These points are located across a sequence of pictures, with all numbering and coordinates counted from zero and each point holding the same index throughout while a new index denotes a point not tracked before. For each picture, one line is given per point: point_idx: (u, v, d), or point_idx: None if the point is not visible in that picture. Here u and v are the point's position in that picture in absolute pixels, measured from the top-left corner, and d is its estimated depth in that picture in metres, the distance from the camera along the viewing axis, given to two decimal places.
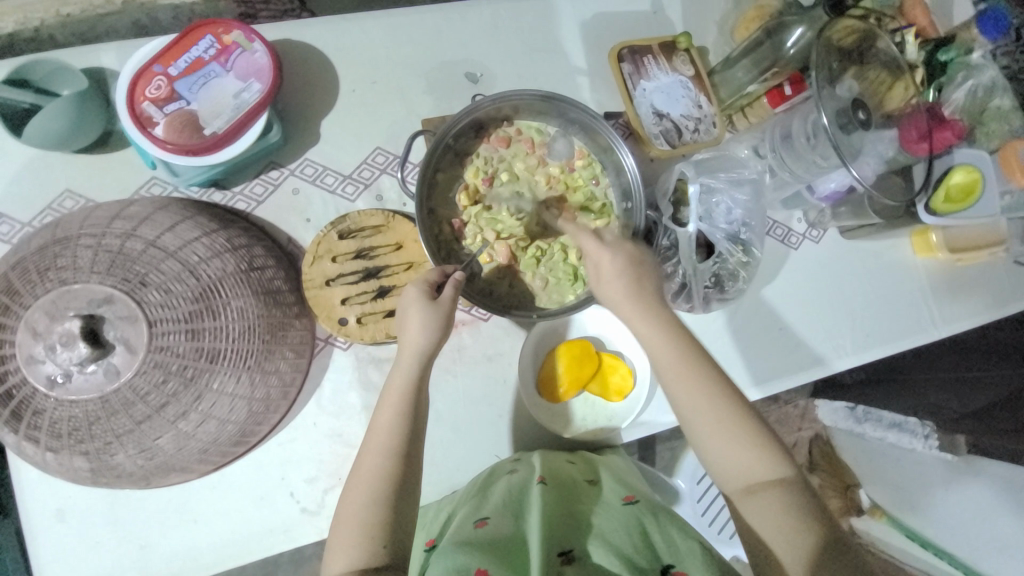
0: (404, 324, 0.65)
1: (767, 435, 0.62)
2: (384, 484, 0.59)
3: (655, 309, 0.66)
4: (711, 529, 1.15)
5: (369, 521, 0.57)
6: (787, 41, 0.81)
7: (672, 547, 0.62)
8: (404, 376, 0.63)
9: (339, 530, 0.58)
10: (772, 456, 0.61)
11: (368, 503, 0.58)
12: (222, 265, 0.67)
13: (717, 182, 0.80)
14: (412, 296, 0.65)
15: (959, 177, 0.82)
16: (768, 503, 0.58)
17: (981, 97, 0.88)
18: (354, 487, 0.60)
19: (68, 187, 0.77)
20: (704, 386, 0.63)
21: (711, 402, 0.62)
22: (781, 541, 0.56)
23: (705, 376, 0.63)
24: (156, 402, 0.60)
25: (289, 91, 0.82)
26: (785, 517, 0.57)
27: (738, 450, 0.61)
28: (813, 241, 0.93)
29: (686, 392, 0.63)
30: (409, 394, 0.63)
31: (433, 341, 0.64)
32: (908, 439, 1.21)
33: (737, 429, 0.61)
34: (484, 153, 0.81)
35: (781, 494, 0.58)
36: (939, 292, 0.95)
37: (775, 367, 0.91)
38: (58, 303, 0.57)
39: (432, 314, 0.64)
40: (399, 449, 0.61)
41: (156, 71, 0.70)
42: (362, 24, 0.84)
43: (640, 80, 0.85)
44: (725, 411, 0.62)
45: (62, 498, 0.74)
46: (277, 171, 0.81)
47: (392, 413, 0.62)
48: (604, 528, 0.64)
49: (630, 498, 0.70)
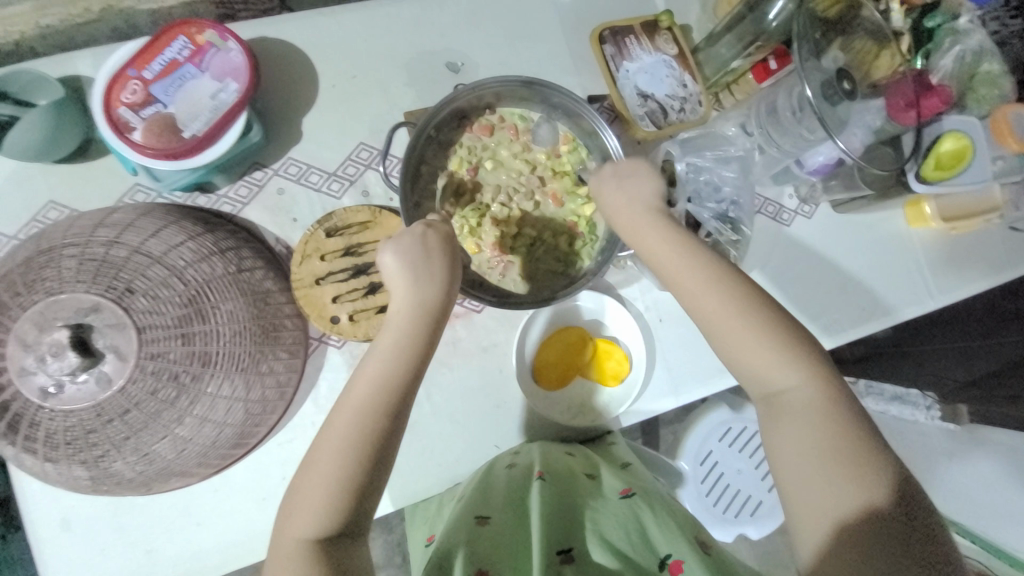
0: (410, 270, 0.60)
1: (798, 358, 0.56)
2: (366, 441, 0.53)
3: (665, 225, 0.62)
4: (716, 508, 1.16)
5: (341, 478, 0.52)
6: (770, 13, 0.77)
7: (671, 537, 0.62)
8: (400, 329, 0.58)
9: (310, 487, 0.53)
10: (806, 373, 0.55)
11: (340, 462, 0.53)
12: (209, 268, 0.67)
13: (704, 161, 0.80)
14: (434, 244, 0.61)
15: (948, 144, 0.81)
16: (795, 425, 0.54)
17: (970, 62, 0.86)
18: (326, 443, 0.54)
19: (52, 198, 0.76)
20: (729, 298, 0.57)
21: (735, 315, 0.56)
22: (808, 464, 0.52)
23: (729, 288, 0.57)
24: (152, 409, 0.60)
25: (268, 90, 0.81)
26: (812, 440, 0.53)
27: (767, 365, 0.56)
28: (805, 217, 0.92)
29: (705, 307, 0.57)
30: (415, 346, 0.57)
31: (438, 294, 0.60)
32: (911, 411, 1.18)
33: (765, 345, 0.56)
34: (467, 142, 0.80)
35: (812, 417, 0.54)
36: (934, 261, 0.94)
37: (827, 323, 0.92)
38: (46, 314, 0.57)
39: (433, 268, 0.60)
40: (391, 406, 0.55)
41: (131, 75, 0.70)
42: (339, 18, 0.83)
43: (622, 62, 0.83)
44: (749, 326, 0.56)
45: (65, 508, 0.74)
46: (261, 172, 0.80)
47: (390, 356, 0.56)
48: (603, 525, 0.65)
49: (627, 490, 0.70)
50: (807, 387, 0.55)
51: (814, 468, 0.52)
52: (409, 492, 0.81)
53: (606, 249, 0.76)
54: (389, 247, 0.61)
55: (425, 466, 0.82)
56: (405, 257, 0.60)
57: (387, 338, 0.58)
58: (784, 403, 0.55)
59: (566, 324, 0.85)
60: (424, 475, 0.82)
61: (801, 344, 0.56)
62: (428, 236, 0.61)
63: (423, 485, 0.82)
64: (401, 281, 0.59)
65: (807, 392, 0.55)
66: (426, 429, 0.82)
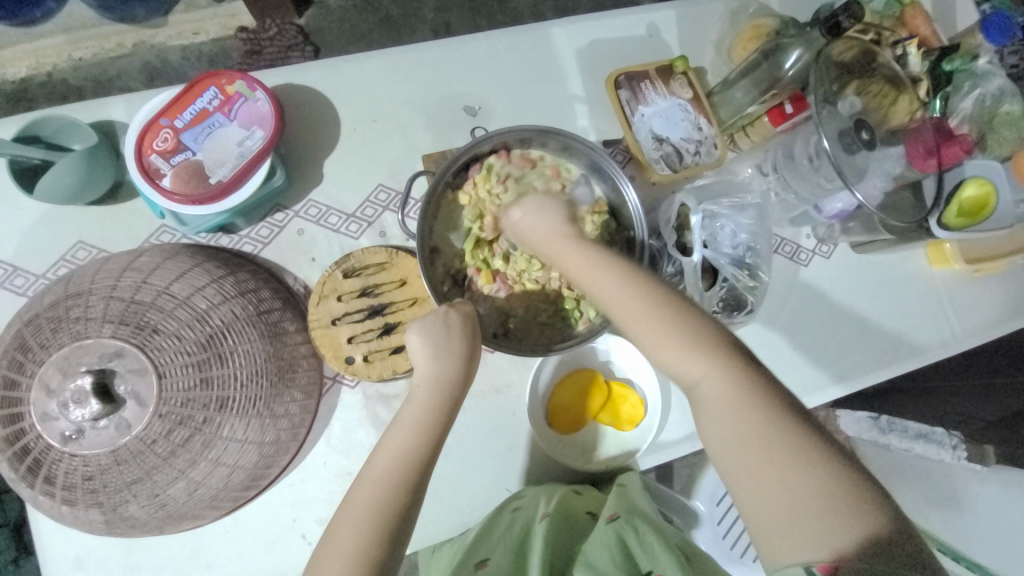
0: (434, 349, 0.61)
1: (704, 347, 0.53)
2: (383, 517, 0.52)
3: (578, 240, 0.63)
4: (733, 552, 1.12)
5: (353, 557, 0.50)
6: (785, 63, 0.81)
7: (651, 553, 0.61)
8: (420, 411, 0.58)
9: (328, 566, 0.51)
10: (734, 375, 0.51)
11: (360, 533, 0.51)
12: (230, 311, 0.68)
13: (720, 207, 0.80)
14: (456, 323, 0.63)
15: (970, 191, 0.80)
16: (715, 419, 0.51)
17: (990, 105, 0.86)
18: (346, 521, 0.52)
19: (81, 238, 0.79)
20: (637, 300, 0.56)
21: (642, 313, 0.55)
22: (745, 465, 0.49)
23: (637, 285, 0.57)
24: (167, 452, 0.60)
25: (291, 135, 0.84)
26: (733, 433, 0.50)
27: (686, 362, 0.53)
28: (823, 257, 0.91)
29: (617, 307, 0.57)
30: (433, 419, 0.57)
31: (459, 369, 0.61)
32: (936, 450, 1.18)
33: (679, 341, 0.53)
34: (503, 168, 0.78)
35: (727, 407, 0.50)
36: (957, 303, 0.92)
37: (834, 374, 0.89)
38: (70, 359, 0.58)
39: (450, 352, 0.61)
40: (412, 479, 0.54)
41: (163, 124, 0.72)
42: (362, 64, 0.85)
43: (638, 106, 0.84)
44: (653, 322, 0.55)
45: (78, 546, 0.74)
46: (282, 213, 0.82)
47: (408, 435, 0.56)
48: (588, 550, 0.63)
49: (612, 514, 0.68)
50: (733, 384, 0.51)
51: (747, 468, 0.49)
52: (418, 535, 0.80)
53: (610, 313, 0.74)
54: (415, 329, 0.62)
55: (436, 509, 0.81)
56: (430, 336, 0.61)
57: (407, 414, 0.58)
58: (703, 403, 0.52)
59: (580, 365, 0.85)
60: (433, 517, 0.81)
61: (720, 339, 0.53)
62: (451, 314, 0.63)
63: (433, 528, 0.80)
64: (423, 361, 0.60)
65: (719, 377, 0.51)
66: (437, 471, 0.81)
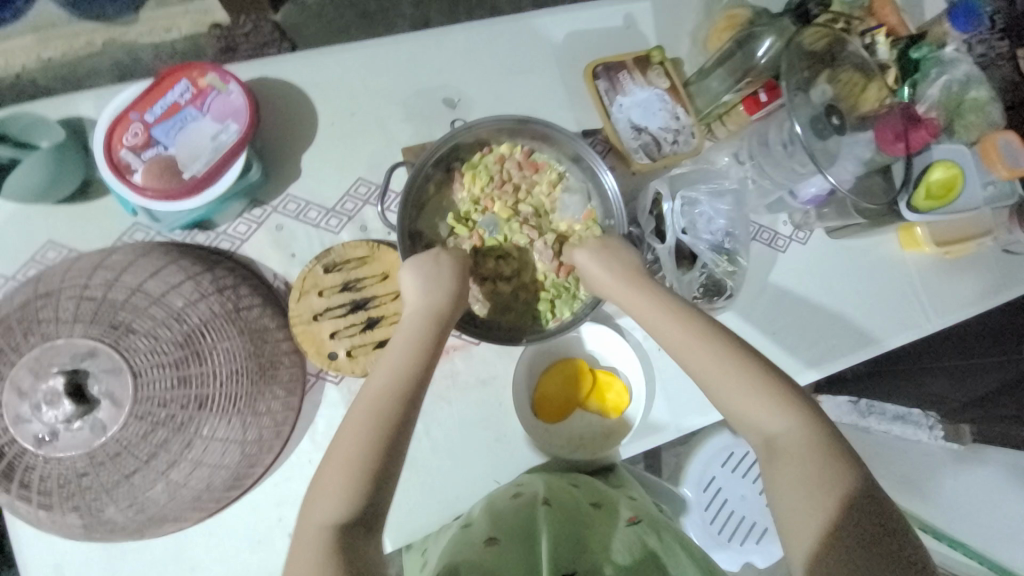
0: (427, 280, 0.65)
1: (788, 404, 0.56)
2: (388, 422, 0.53)
3: (651, 286, 0.66)
4: (721, 537, 1.14)
5: (360, 466, 0.51)
6: (758, 51, 0.83)
7: (676, 558, 0.65)
8: (415, 328, 0.61)
9: (332, 471, 0.51)
10: (807, 427, 0.55)
11: (369, 437, 0.52)
12: (209, 308, 0.67)
13: (699, 194, 0.81)
14: (447, 261, 0.67)
15: (937, 174, 0.82)
16: (788, 471, 0.53)
17: (957, 91, 0.88)
18: (355, 422, 0.54)
19: (51, 238, 0.77)
20: (716, 351, 0.58)
21: (718, 360, 0.58)
22: (809, 508, 0.51)
23: (715, 336, 0.60)
24: (145, 453, 0.59)
25: (267, 129, 0.82)
26: (806, 486, 0.51)
27: (758, 409, 0.56)
28: (800, 243, 0.92)
29: (692, 352, 0.59)
30: (429, 340, 0.60)
31: (446, 305, 0.63)
32: (913, 431, 1.15)
33: (754, 387, 0.56)
34: (511, 171, 0.81)
35: (801, 460, 0.53)
36: (929, 285, 0.95)
37: (811, 356, 0.91)
38: (41, 359, 0.56)
39: (436, 280, 0.65)
40: (411, 389, 0.56)
41: (132, 119, 0.71)
42: (338, 57, 0.85)
43: (616, 96, 0.85)
44: (731, 373, 0.57)
45: (57, 553, 0.73)
46: (260, 209, 0.81)
47: (406, 347, 0.59)
48: (612, 549, 0.65)
49: (633, 518, 0.71)
50: (804, 436, 0.54)
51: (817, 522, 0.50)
52: (407, 529, 0.80)
53: (581, 309, 0.76)
54: (408, 265, 0.66)
55: (424, 502, 0.81)
56: (420, 271, 0.65)
57: (402, 335, 0.61)
58: (777, 455, 0.54)
59: (566, 355, 0.86)
60: (422, 511, 0.81)
61: (789, 388, 0.57)
62: (442, 256, 0.67)
63: (422, 522, 0.80)
64: (414, 288, 0.64)
65: (797, 432, 0.54)
66: (424, 464, 0.81)
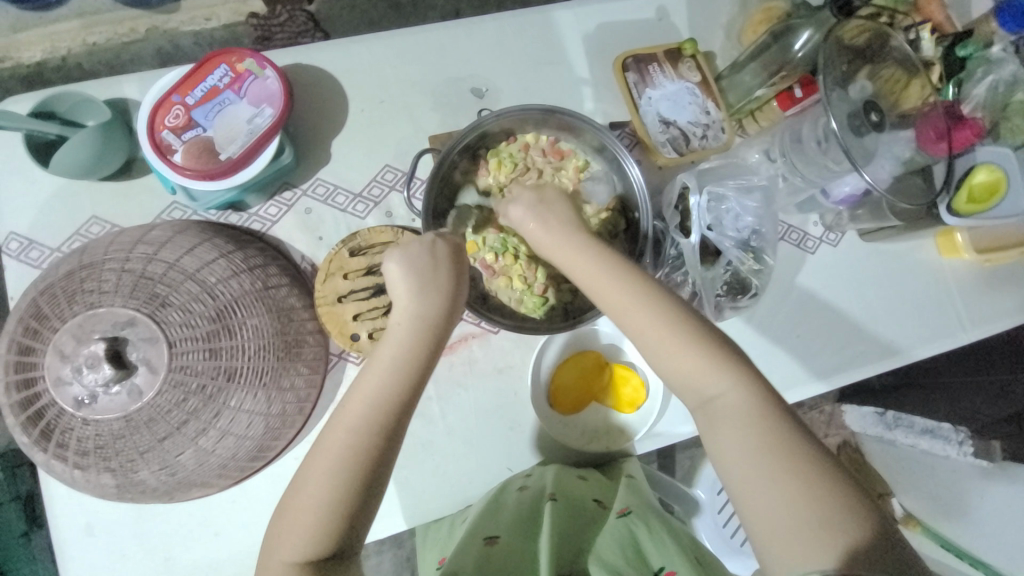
0: (418, 280, 0.59)
1: (734, 366, 0.55)
2: (363, 458, 0.53)
3: (589, 240, 0.62)
4: (733, 541, 1.12)
5: (327, 507, 0.51)
6: (794, 44, 0.80)
7: (664, 550, 0.62)
8: (397, 349, 0.57)
9: (292, 513, 0.52)
10: (747, 386, 0.54)
11: (333, 487, 0.52)
12: (238, 285, 0.69)
13: (726, 189, 0.79)
14: (444, 254, 0.61)
15: (981, 176, 0.79)
16: (734, 432, 0.52)
17: (1003, 92, 0.83)
18: (317, 462, 0.53)
19: (95, 213, 0.81)
20: (659, 317, 0.56)
21: (653, 322, 0.56)
22: (754, 468, 0.50)
23: (650, 297, 0.57)
24: (177, 420, 0.62)
25: (299, 114, 0.84)
26: (757, 452, 0.51)
27: (699, 373, 0.55)
28: (831, 245, 0.90)
29: (632, 317, 0.57)
30: (415, 364, 0.56)
31: (444, 310, 0.59)
32: (942, 446, 1.09)
33: (697, 353, 0.55)
34: (537, 160, 0.82)
35: (744, 424, 0.52)
36: (966, 293, 0.91)
37: (824, 369, 0.89)
38: (85, 326, 0.60)
39: (433, 288, 0.59)
40: (387, 426, 0.54)
41: (175, 101, 0.74)
42: (369, 45, 0.86)
43: (646, 89, 0.84)
44: (674, 335, 0.56)
45: (90, 512, 0.77)
46: (290, 192, 0.83)
47: (386, 374, 0.55)
48: (598, 543, 0.64)
49: (624, 510, 0.69)
50: (749, 401, 0.53)
51: (778, 496, 0.48)
52: (421, 510, 0.81)
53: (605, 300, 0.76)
54: (396, 253, 0.60)
55: (438, 485, 0.82)
56: (411, 266, 0.59)
57: (387, 350, 0.57)
58: (717, 418, 0.54)
59: (583, 348, 0.85)
60: (435, 494, 0.82)
61: (728, 351, 0.55)
62: (439, 246, 0.62)
63: (436, 503, 0.82)
64: (405, 290, 0.59)
65: (740, 395, 0.54)
66: (439, 448, 0.82)
